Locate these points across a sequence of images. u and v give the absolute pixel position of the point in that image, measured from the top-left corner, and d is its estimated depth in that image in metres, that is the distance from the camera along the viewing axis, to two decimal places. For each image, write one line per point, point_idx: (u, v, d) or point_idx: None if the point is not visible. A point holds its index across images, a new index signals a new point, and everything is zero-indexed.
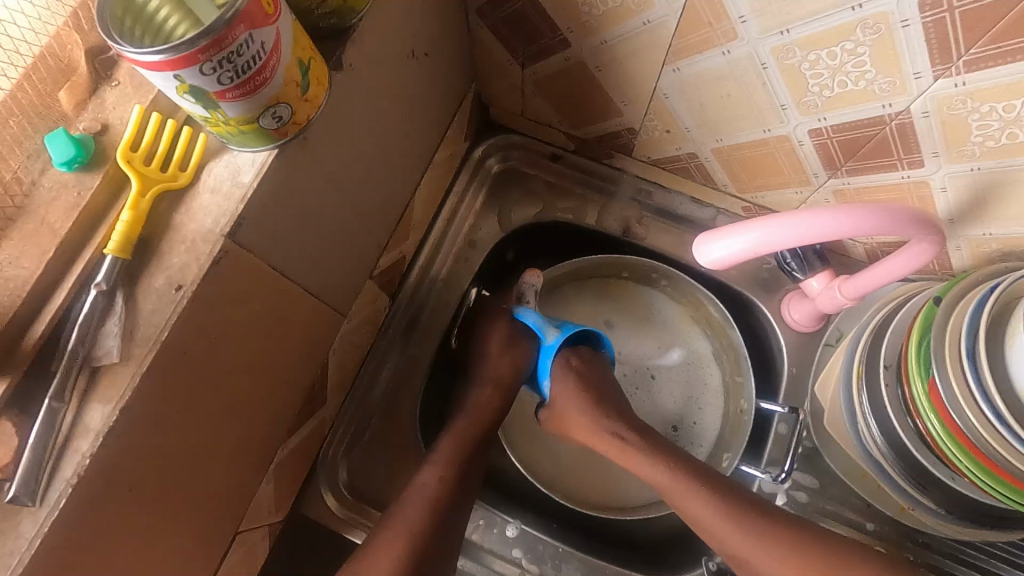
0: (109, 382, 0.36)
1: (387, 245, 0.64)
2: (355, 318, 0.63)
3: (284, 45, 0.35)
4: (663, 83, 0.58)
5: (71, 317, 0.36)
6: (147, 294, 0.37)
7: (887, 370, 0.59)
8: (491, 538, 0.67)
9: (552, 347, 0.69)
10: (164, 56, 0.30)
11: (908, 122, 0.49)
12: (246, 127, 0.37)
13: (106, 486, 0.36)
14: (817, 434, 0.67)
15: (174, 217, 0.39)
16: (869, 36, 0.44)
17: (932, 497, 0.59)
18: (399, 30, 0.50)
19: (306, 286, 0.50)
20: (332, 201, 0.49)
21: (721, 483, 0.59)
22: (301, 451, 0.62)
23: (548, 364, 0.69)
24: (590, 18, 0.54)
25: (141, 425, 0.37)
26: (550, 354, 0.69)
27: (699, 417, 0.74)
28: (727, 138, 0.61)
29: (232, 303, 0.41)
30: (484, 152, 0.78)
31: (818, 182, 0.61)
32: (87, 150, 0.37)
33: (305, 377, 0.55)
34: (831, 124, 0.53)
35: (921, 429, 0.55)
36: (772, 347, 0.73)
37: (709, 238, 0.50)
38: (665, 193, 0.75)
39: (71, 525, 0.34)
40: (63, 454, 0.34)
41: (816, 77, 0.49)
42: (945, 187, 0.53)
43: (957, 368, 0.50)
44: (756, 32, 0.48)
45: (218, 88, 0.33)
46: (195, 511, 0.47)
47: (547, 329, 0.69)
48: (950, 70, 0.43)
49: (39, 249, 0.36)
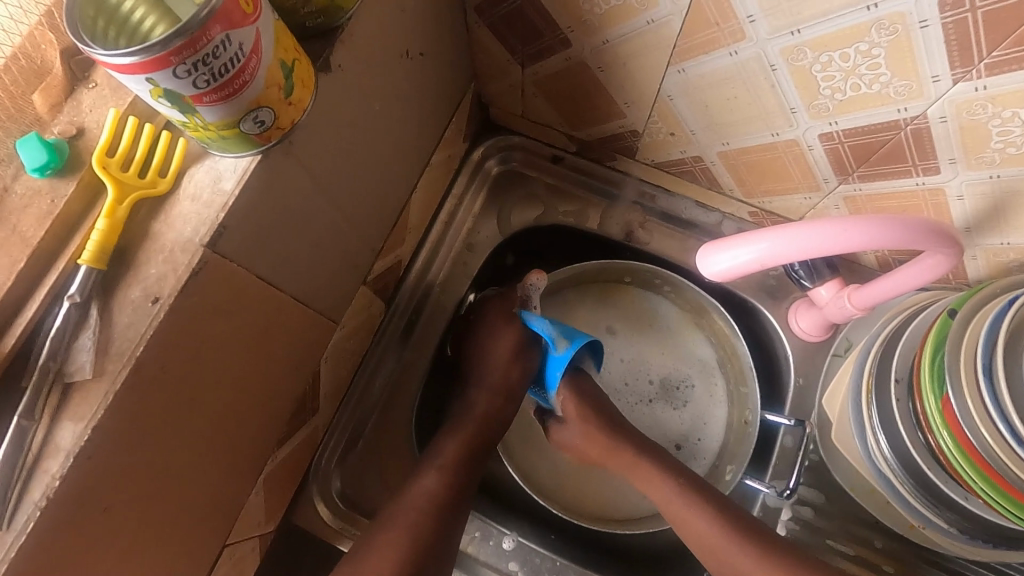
0: (81, 399, 0.34)
1: (382, 250, 0.62)
2: (348, 324, 0.61)
3: (264, 46, 0.33)
4: (668, 84, 0.56)
5: (43, 330, 0.35)
6: (123, 307, 0.35)
7: (898, 383, 0.57)
8: (487, 550, 0.65)
9: (563, 360, 0.66)
10: (135, 58, 0.28)
11: (924, 127, 0.47)
12: (226, 132, 0.35)
13: (79, 506, 0.35)
14: (824, 447, 0.65)
15: (153, 225, 0.37)
16: (885, 37, 0.42)
17: (945, 518, 0.57)
18: (393, 29, 0.48)
19: (295, 294, 0.48)
20: (322, 206, 0.47)
21: (718, 500, 0.60)
22: (293, 460, 0.61)
23: (557, 375, 0.67)
24: (591, 16, 0.52)
25: (115, 443, 0.35)
26: (561, 365, 0.66)
27: (701, 428, 0.72)
28: (734, 141, 0.59)
29: (214, 314, 0.39)
30: (484, 153, 0.76)
31: (828, 188, 0.59)
32: (61, 155, 0.35)
33: (295, 386, 0.54)
34: (843, 128, 0.51)
35: (933, 445, 0.53)
36: (778, 356, 0.71)
37: (713, 249, 0.48)
38: (669, 196, 0.73)
39: (40, 548, 0.33)
40: (32, 474, 0.33)
41: (828, 80, 0.47)
42: (961, 195, 0.51)
43: (973, 385, 0.48)
44: (765, 32, 0.46)
45: (194, 92, 0.31)
46: (179, 526, 0.46)
47: (557, 340, 0.66)
48: (970, 73, 0.41)
49: (10, 259, 0.34)
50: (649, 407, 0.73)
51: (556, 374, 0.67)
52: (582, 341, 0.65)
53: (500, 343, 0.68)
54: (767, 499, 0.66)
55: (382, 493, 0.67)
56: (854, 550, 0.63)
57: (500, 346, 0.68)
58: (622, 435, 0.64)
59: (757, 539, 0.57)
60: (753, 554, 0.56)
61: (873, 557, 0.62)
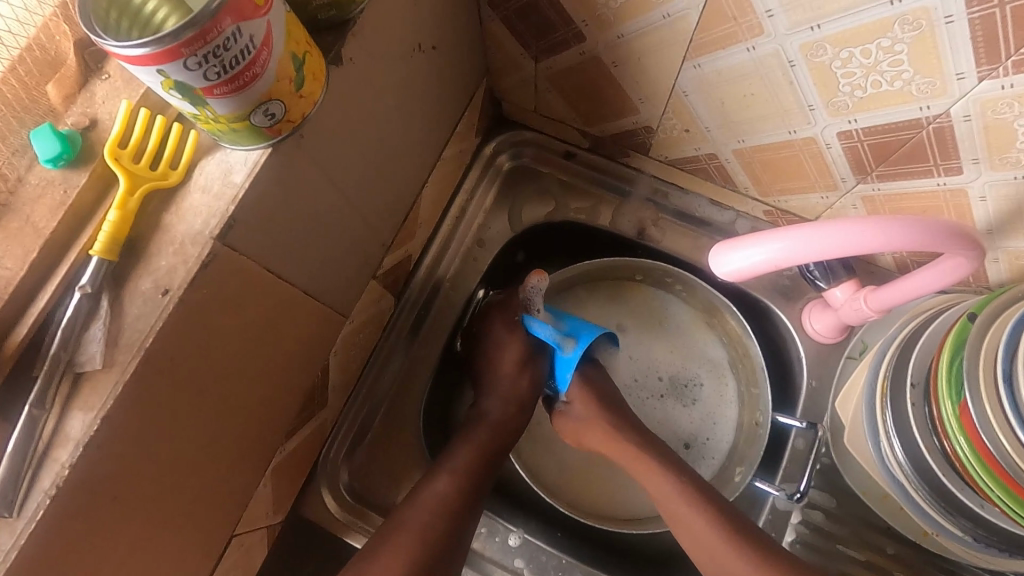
0: (91, 389, 0.34)
1: (391, 244, 0.62)
2: (357, 319, 0.61)
3: (275, 38, 0.33)
4: (683, 80, 0.55)
5: (55, 320, 0.35)
6: (134, 298, 0.36)
7: (914, 388, 0.56)
8: (493, 546, 0.65)
9: (573, 359, 0.66)
10: (147, 50, 0.28)
11: (947, 126, 0.46)
12: (237, 125, 0.35)
13: (89, 495, 0.35)
14: (836, 451, 0.64)
15: (164, 217, 0.37)
16: (908, 33, 0.41)
17: (958, 524, 0.55)
18: (405, 22, 0.48)
19: (304, 287, 0.49)
20: (332, 200, 0.47)
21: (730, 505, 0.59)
22: (301, 452, 0.61)
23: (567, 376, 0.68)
24: (606, 10, 0.52)
25: (124, 433, 0.36)
26: (570, 366, 0.67)
27: (711, 431, 0.71)
28: (750, 139, 0.58)
29: (223, 307, 0.39)
30: (496, 148, 0.76)
31: (845, 188, 0.57)
32: (73, 146, 0.36)
33: (303, 378, 0.54)
34: (862, 126, 0.50)
35: (948, 451, 0.52)
36: (791, 357, 0.70)
37: (727, 247, 0.47)
38: (682, 194, 0.72)
39: (50, 536, 0.33)
40: (42, 463, 0.33)
41: (848, 77, 0.46)
42: (984, 196, 0.50)
43: (992, 390, 0.46)
44: (784, 27, 0.45)
45: (205, 84, 0.31)
46: (187, 516, 0.46)
47: (563, 342, 0.66)
48: (997, 71, 0.40)
49: (23, 249, 0.34)
50: (658, 403, 0.73)
51: (566, 374, 0.67)
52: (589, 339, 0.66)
53: (507, 342, 0.67)
54: (777, 501, 0.65)
55: (389, 486, 0.67)
56: (866, 556, 0.61)
57: (508, 344, 0.67)
58: (631, 434, 0.64)
59: (767, 540, 0.56)
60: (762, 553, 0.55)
61: (886, 564, 0.61)
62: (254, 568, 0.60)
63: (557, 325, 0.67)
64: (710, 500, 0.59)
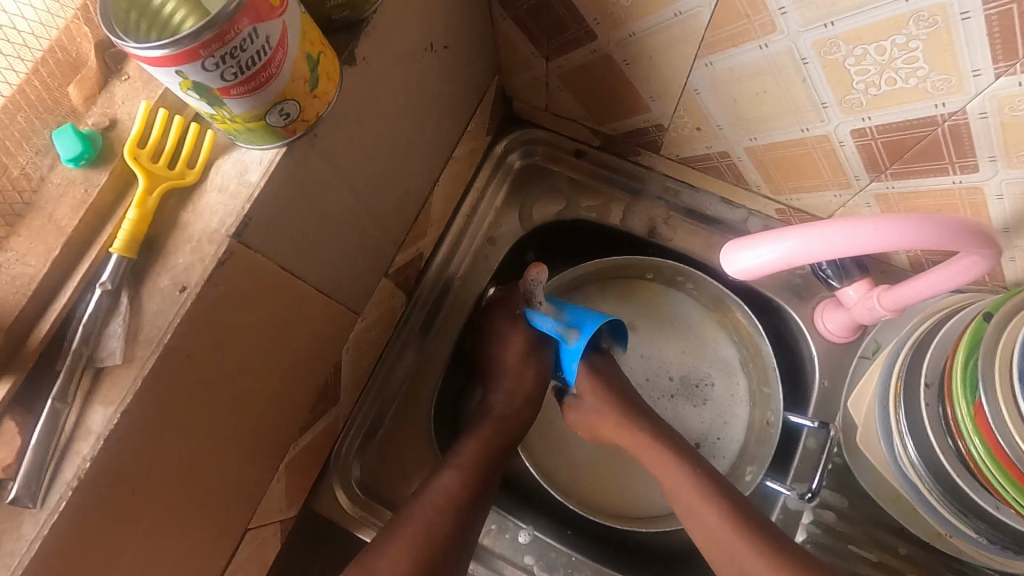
0: (111, 384, 0.35)
1: (403, 242, 0.62)
2: (369, 316, 0.62)
3: (290, 39, 0.33)
4: (695, 78, 0.55)
5: (76, 315, 0.36)
6: (152, 294, 0.36)
7: (928, 388, 0.55)
8: (503, 543, 0.66)
9: (577, 349, 0.66)
10: (167, 51, 0.29)
11: (963, 123, 0.45)
12: (253, 124, 0.36)
13: (109, 487, 0.36)
14: (848, 450, 0.63)
15: (181, 215, 0.38)
16: (923, 30, 0.40)
17: (973, 526, 0.55)
18: (417, 21, 0.48)
19: (317, 284, 0.49)
20: (345, 197, 0.48)
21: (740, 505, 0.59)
22: (314, 448, 0.62)
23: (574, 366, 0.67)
24: (617, 9, 0.52)
25: (143, 427, 0.36)
26: (576, 356, 0.66)
27: (722, 431, 0.71)
28: (762, 136, 0.58)
29: (240, 303, 0.40)
30: (506, 147, 0.76)
31: (859, 186, 0.57)
32: (94, 146, 0.36)
33: (315, 375, 0.55)
34: (876, 124, 0.49)
35: (963, 451, 0.52)
36: (803, 356, 0.70)
37: (736, 247, 0.46)
38: (694, 192, 0.72)
39: (71, 527, 0.34)
40: (64, 456, 0.34)
41: (861, 74, 0.46)
42: (1001, 194, 0.49)
43: (1008, 391, 0.46)
44: (797, 25, 0.44)
45: (222, 85, 0.32)
46: (202, 509, 0.47)
47: (566, 334, 0.65)
48: (1014, 68, 0.39)
49: (46, 246, 0.35)
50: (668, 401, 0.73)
51: (572, 365, 0.67)
52: (592, 330, 0.64)
53: (517, 339, 0.67)
54: (788, 501, 0.65)
55: (400, 482, 0.68)
56: (878, 556, 0.61)
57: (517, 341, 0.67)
58: (640, 433, 0.64)
59: (777, 539, 0.56)
60: (772, 552, 0.55)
61: (898, 564, 0.60)
62: (267, 562, 0.61)
63: (559, 317, 0.66)
64: (720, 499, 0.59)
